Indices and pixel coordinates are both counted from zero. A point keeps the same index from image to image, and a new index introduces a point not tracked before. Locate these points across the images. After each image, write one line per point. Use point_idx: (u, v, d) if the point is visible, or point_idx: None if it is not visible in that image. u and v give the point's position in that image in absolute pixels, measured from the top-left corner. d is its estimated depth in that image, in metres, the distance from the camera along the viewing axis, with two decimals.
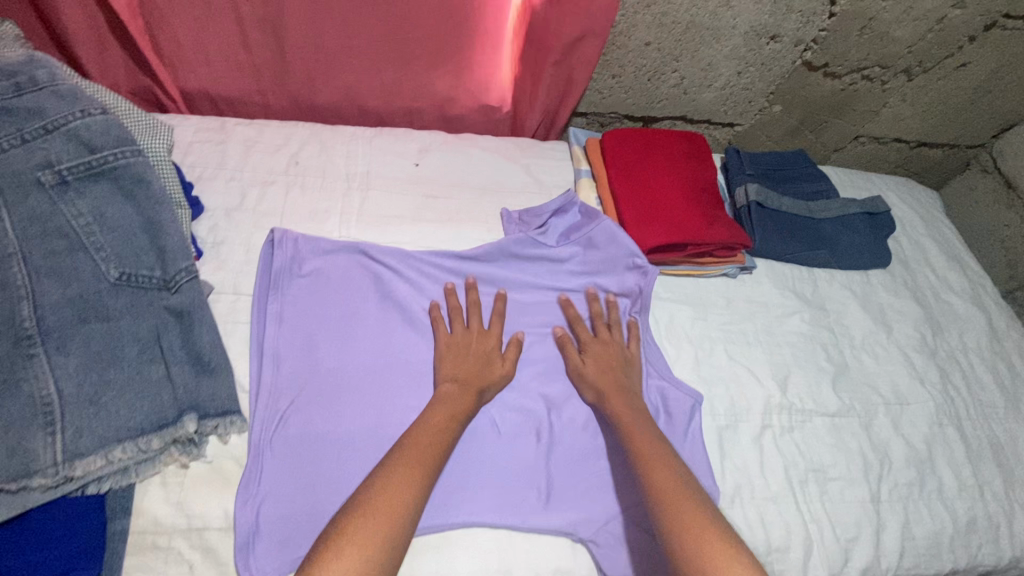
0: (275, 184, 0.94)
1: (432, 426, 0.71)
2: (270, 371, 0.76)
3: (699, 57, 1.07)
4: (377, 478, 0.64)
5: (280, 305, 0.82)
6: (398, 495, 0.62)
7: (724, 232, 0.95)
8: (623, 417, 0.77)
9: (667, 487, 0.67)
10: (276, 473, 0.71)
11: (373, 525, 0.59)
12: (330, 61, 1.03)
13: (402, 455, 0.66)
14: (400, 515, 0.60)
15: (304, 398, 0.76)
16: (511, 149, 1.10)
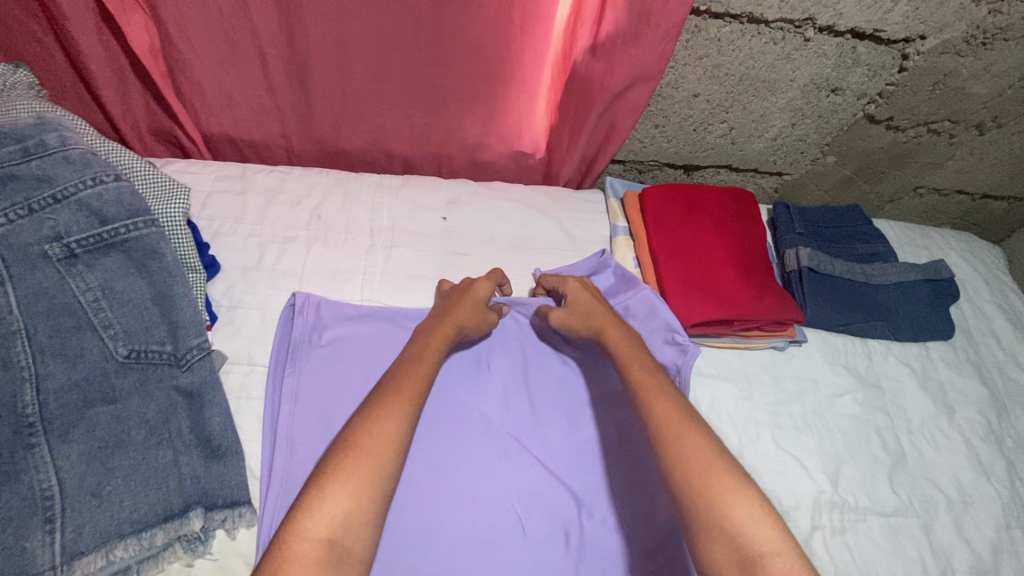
0: (295, 240, 0.89)
1: (412, 367, 0.70)
2: (284, 458, 0.72)
3: (751, 108, 0.99)
4: (352, 427, 0.63)
5: (297, 379, 0.77)
6: (379, 443, 0.61)
7: (773, 308, 0.88)
8: (619, 348, 0.78)
9: (671, 418, 0.69)
10: None
11: (354, 473, 0.59)
12: (358, 104, 0.98)
13: (379, 402, 0.65)
14: (384, 464, 0.61)
15: None
16: (544, 201, 1.04)
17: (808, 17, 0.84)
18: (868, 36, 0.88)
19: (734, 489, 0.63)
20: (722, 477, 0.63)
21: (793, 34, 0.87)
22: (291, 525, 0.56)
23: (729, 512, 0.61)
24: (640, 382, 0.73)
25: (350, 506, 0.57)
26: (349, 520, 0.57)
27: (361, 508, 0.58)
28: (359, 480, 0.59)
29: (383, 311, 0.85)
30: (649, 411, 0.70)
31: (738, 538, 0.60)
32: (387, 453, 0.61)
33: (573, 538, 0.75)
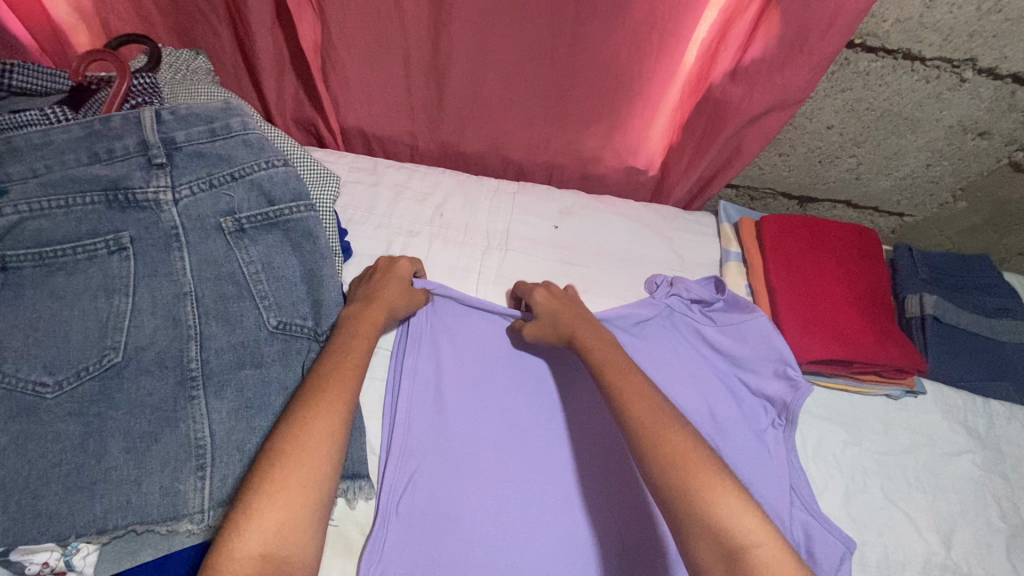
0: (419, 235, 0.94)
1: (343, 363, 0.67)
2: (404, 429, 0.76)
3: (886, 145, 0.96)
4: (279, 431, 0.59)
5: (415, 361, 0.82)
6: (313, 444, 0.58)
7: (897, 353, 0.85)
8: (597, 350, 0.75)
9: (651, 418, 0.64)
10: (400, 544, 0.69)
11: (291, 481, 0.55)
12: (485, 110, 1.02)
13: (306, 402, 0.62)
14: (320, 464, 0.57)
15: (432, 465, 0.75)
16: (655, 220, 1.05)
17: (970, 57, 0.81)
18: None
19: (719, 487, 0.57)
20: (705, 474, 0.58)
21: (949, 74, 0.83)
22: (218, 549, 0.51)
23: (713, 510, 0.56)
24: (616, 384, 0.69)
25: (285, 515, 0.53)
26: (284, 530, 0.53)
27: (299, 515, 0.54)
28: (296, 485, 0.55)
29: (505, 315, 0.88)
30: (627, 415, 0.65)
31: (723, 537, 0.54)
32: (320, 451, 0.58)
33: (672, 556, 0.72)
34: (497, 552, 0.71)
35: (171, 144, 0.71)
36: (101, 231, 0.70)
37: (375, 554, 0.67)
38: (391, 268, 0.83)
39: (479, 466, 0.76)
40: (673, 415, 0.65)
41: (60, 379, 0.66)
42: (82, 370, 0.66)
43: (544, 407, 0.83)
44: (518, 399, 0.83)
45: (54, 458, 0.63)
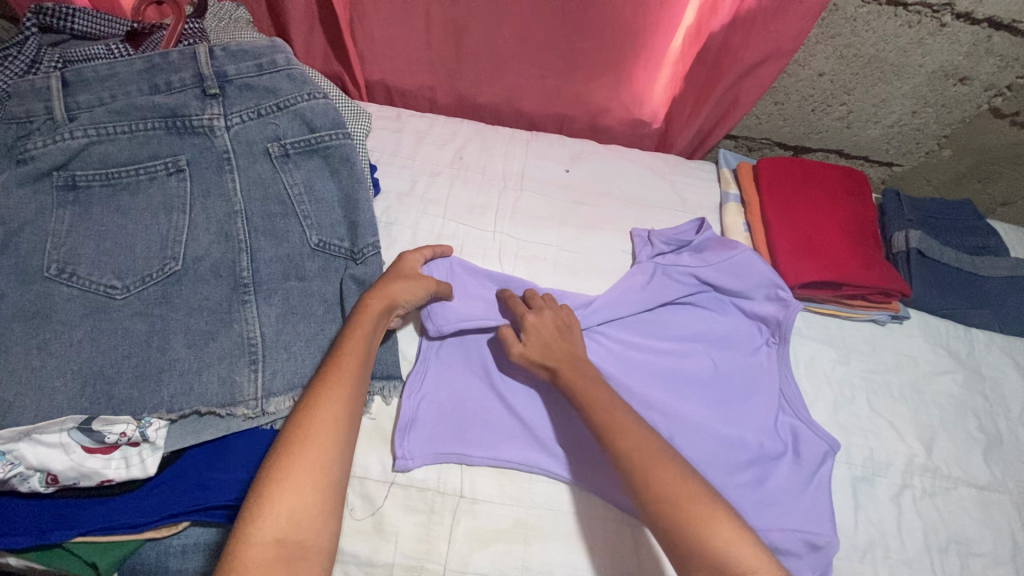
0: (441, 175, 1.01)
1: (347, 358, 0.68)
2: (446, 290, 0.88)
3: (873, 92, 1.04)
4: (288, 427, 0.61)
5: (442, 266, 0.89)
6: (318, 440, 0.60)
7: (881, 277, 0.92)
8: (577, 384, 0.73)
9: (642, 454, 0.64)
10: (435, 379, 0.82)
11: (301, 473, 0.58)
12: (501, 62, 1.09)
13: (312, 397, 0.64)
14: (327, 451, 0.60)
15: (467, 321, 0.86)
16: (660, 165, 1.13)
17: (948, 2, 0.88)
18: (1006, 26, 0.91)
19: (712, 515, 0.59)
20: (696, 504, 0.60)
21: (929, 19, 0.91)
22: (238, 533, 0.54)
23: (710, 543, 0.57)
24: (607, 418, 0.68)
25: (298, 502, 0.56)
26: (297, 517, 0.56)
27: (313, 500, 0.57)
28: (306, 479, 0.57)
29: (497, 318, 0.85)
30: (617, 453, 0.65)
31: (720, 564, 0.56)
32: (326, 445, 0.60)
33: None
34: (513, 407, 0.80)
35: (224, 77, 0.80)
36: (160, 155, 0.77)
37: (416, 384, 0.80)
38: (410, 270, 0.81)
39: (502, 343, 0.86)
40: (664, 448, 0.66)
41: (128, 283, 0.72)
42: (147, 277, 0.73)
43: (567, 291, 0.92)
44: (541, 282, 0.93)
45: (123, 350, 0.70)
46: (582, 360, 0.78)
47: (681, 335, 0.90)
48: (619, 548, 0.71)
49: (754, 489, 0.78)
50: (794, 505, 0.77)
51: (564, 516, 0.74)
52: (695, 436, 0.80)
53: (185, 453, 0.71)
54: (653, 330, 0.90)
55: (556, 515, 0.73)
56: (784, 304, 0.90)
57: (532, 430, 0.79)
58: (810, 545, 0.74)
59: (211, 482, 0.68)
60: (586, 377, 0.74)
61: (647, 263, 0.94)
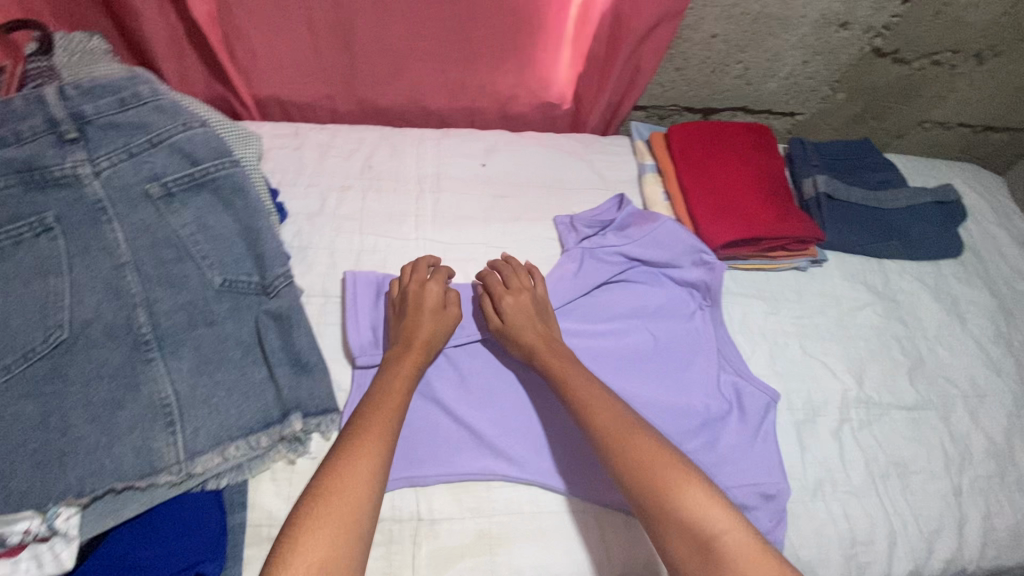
0: (352, 188, 0.96)
1: (382, 403, 0.68)
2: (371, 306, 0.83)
3: (765, 47, 1.06)
4: (322, 475, 0.61)
5: (364, 285, 0.84)
6: (352, 491, 0.60)
7: (798, 226, 0.95)
8: (555, 365, 0.75)
9: (615, 428, 0.68)
10: None
11: (332, 517, 0.58)
12: (397, 62, 1.05)
13: (345, 449, 0.63)
14: (360, 494, 0.60)
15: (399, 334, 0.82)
16: (574, 146, 1.12)
17: None
18: None
19: (681, 483, 0.62)
20: (666, 474, 0.63)
21: None
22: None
23: (685, 508, 0.61)
24: (577, 394, 0.71)
25: (329, 555, 0.56)
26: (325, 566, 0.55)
27: (342, 550, 0.56)
28: (333, 531, 0.57)
29: None
30: (592, 425, 0.69)
31: (697, 529, 0.60)
32: (360, 499, 0.60)
33: None
34: (460, 416, 0.78)
35: (82, 118, 0.72)
36: (22, 215, 0.68)
37: None
38: (421, 277, 0.82)
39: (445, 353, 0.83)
40: (636, 422, 0.69)
41: (7, 363, 0.64)
42: (30, 353, 0.65)
43: None
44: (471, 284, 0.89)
45: (14, 440, 0.62)
46: (558, 340, 0.80)
47: (618, 313, 0.90)
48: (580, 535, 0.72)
49: (706, 453, 0.79)
50: (746, 459, 0.79)
51: (526, 517, 0.73)
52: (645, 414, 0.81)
53: (109, 536, 0.66)
54: (591, 313, 0.90)
55: (518, 518, 0.72)
56: (709, 266, 0.94)
57: (482, 437, 0.77)
58: (764, 496, 0.77)
59: (142, 563, 0.63)
60: (563, 357, 0.77)
61: (574, 250, 0.94)
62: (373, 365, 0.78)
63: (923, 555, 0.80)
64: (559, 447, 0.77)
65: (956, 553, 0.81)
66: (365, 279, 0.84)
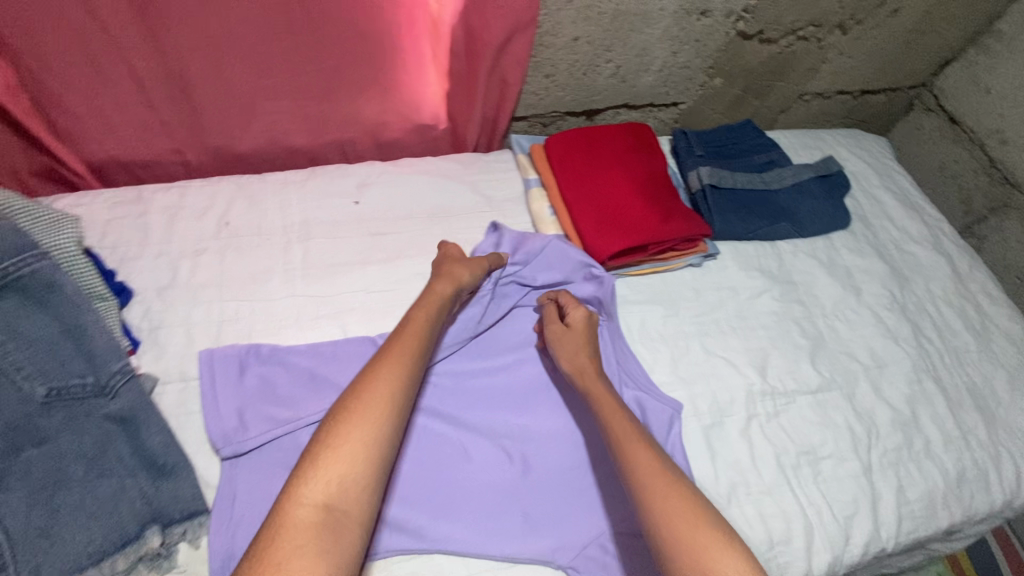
0: (207, 251, 0.87)
1: (406, 333, 0.72)
2: (237, 385, 0.75)
3: (630, 43, 1.04)
4: (347, 397, 0.65)
5: (227, 363, 0.77)
6: (370, 413, 0.63)
7: (683, 226, 0.94)
8: (602, 399, 0.76)
9: (655, 478, 0.66)
10: (248, 494, 0.70)
11: (348, 440, 0.61)
12: (245, 104, 0.96)
13: (369, 374, 0.67)
14: (378, 415, 0.63)
15: (271, 411, 0.75)
16: (455, 168, 1.05)
17: None
18: None
19: (713, 543, 0.60)
20: (703, 535, 0.60)
21: None
22: (287, 493, 0.58)
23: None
24: (620, 437, 0.71)
25: (347, 471, 0.59)
26: (342, 483, 0.59)
27: (355, 470, 0.60)
28: (352, 450, 0.60)
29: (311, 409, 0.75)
30: (632, 470, 0.67)
31: None
32: (379, 420, 0.63)
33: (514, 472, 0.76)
34: None
35: None
36: None
37: (224, 511, 0.68)
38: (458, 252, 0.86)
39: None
40: (682, 478, 0.67)
41: None
42: None
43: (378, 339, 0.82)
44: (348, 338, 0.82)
45: None
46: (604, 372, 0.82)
47: (509, 344, 0.87)
48: None
49: (612, 480, 0.77)
50: None
51: None
52: (549, 449, 0.78)
53: None
54: (486, 348, 0.86)
55: None
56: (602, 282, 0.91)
57: None
58: None
59: None
60: (604, 389, 0.78)
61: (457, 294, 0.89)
62: (240, 454, 0.71)
63: (840, 542, 0.80)
64: (457, 503, 0.73)
65: (872, 534, 0.81)
66: (228, 355, 0.77)
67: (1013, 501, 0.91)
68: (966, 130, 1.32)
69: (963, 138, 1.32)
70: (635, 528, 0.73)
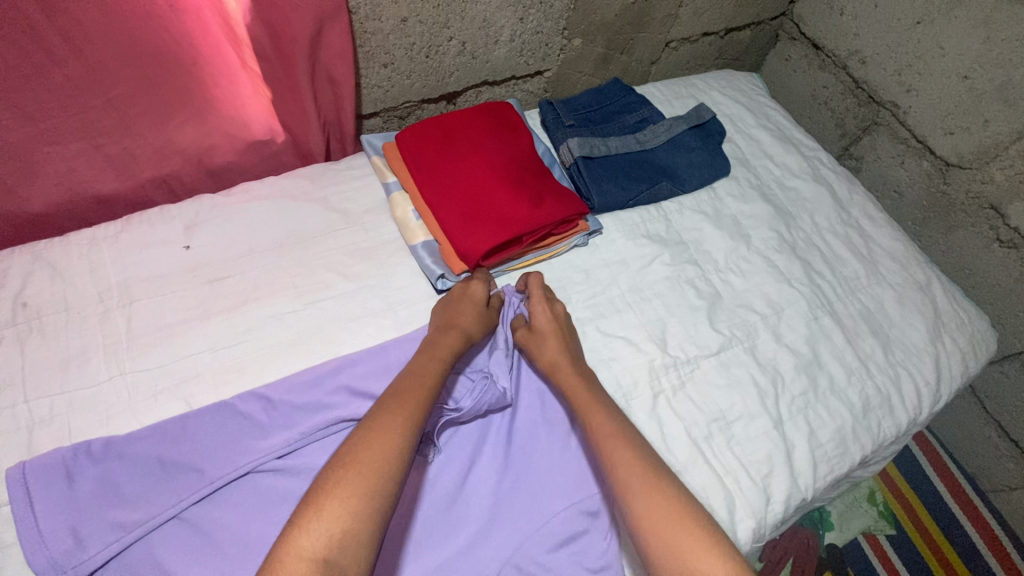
0: (2, 342, 0.72)
1: (417, 373, 0.68)
2: (62, 495, 0.63)
3: (469, 16, 0.95)
4: (352, 444, 0.59)
5: (45, 472, 0.63)
6: (374, 463, 0.57)
7: (555, 207, 0.88)
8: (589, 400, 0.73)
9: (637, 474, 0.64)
10: None
11: (355, 486, 0.55)
12: (22, 157, 0.79)
13: (375, 421, 0.61)
14: (384, 462, 0.58)
15: (111, 517, 0.63)
16: (303, 185, 0.93)
17: None
18: None
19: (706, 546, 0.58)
20: (692, 539, 0.59)
21: None
22: (282, 546, 0.52)
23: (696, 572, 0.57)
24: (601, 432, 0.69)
25: (352, 523, 0.54)
26: (348, 536, 0.53)
27: (361, 523, 0.54)
28: (356, 502, 0.55)
29: (164, 500, 0.64)
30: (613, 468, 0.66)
31: None
32: (386, 470, 0.57)
33: (405, 516, 0.69)
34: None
35: None
36: None
37: None
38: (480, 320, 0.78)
39: (181, 518, 0.64)
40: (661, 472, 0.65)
41: None
42: None
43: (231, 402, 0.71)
44: (193, 410, 0.71)
45: None
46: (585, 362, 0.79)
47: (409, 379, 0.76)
48: None
49: (516, 496, 0.71)
50: (562, 485, 0.72)
51: None
52: (445, 477, 0.72)
53: None
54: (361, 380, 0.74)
55: None
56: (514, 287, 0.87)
57: None
58: (587, 516, 0.70)
59: None
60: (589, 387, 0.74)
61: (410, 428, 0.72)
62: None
63: (761, 504, 0.78)
64: None
65: (791, 486, 0.80)
66: (42, 462, 0.64)
67: (917, 417, 0.93)
68: (828, 55, 1.32)
69: (827, 62, 1.33)
70: (544, 542, 0.68)
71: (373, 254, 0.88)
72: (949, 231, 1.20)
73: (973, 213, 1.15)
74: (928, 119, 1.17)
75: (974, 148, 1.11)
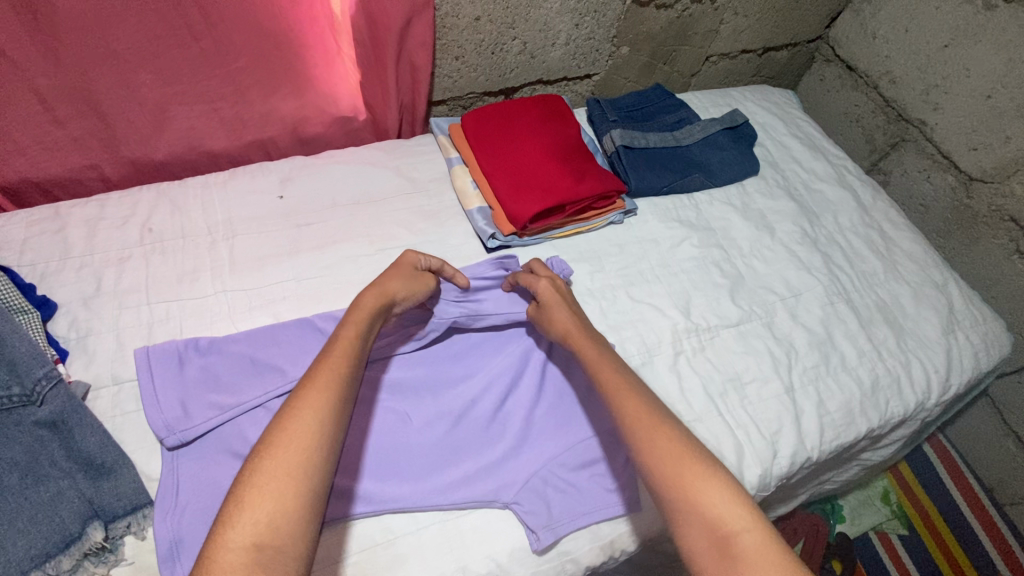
0: (132, 257, 0.88)
1: (331, 355, 0.65)
2: (175, 375, 0.76)
3: (532, 20, 1.09)
4: (271, 431, 0.58)
5: (165, 355, 0.78)
6: (295, 445, 0.57)
7: (596, 184, 1.00)
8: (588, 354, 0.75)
9: (643, 417, 0.66)
10: (193, 481, 0.71)
11: (275, 474, 0.55)
12: (158, 112, 0.96)
13: (291, 405, 0.60)
14: (305, 449, 0.57)
15: (212, 396, 0.76)
16: (379, 155, 1.08)
17: None
18: None
19: (700, 477, 0.60)
20: (690, 473, 0.60)
21: None
22: (211, 537, 0.52)
23: (700, 504, 0.58)
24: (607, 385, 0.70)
25: (275, 509, 0.53)
26: (273, 521, 0.53)
27: (285, 509, 0.54)
28: (282, 485, 0.55)
29: (253, 390, 0.77)
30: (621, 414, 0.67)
31: (717, 528, 0.57)
32: (306, 454, 0.57)
33: (446, 428, 0.79)
34: None
35: None
36: None
37: (169, 503, 0.69)
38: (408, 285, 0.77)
39: (266, 407, 0.76)
40: (665, 414, 0.67)
41: None
42: None
43: (312, 321, 0.84)
44: (281, 325, 0.83)
45: None
46: (594, 333, 0.78)
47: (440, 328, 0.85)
48: (437, 553, 0.71)
49: (546, 422, 0.82)
50: (586, 416, 0.82)
51: (379, 551, 0.70)
52: (484, 398, 0.82)
53: None
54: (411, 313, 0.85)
55: (369, 554, 0.70)
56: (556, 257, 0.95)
57: None
58: (609, 444, 0.80)
59: None
60: (599, 351, 0.75)
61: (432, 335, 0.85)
62: (185, 442, 0.73)
63: (769, 457, 0.85)
64: (395, 460, 0.76)
65: (798, 446, 0.87)
66: (162, 348, 0.78)
67: (925, 401, 0.99)
68: (860, 75, 1.41)
69: (860, 82, 1.42)
70: (571, 461, 0.78)
71: (435, 215, 1.01)
72: (971, 242, 1.26)
73: (995, 225, 1.21)
74: (953, 135, 1.24)
75: (996, 163, 1.18)
